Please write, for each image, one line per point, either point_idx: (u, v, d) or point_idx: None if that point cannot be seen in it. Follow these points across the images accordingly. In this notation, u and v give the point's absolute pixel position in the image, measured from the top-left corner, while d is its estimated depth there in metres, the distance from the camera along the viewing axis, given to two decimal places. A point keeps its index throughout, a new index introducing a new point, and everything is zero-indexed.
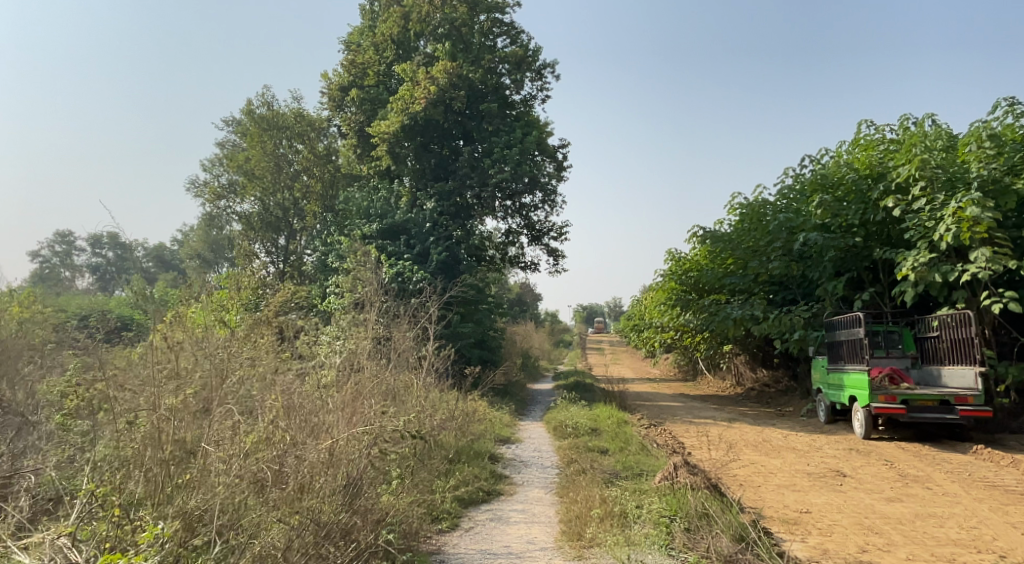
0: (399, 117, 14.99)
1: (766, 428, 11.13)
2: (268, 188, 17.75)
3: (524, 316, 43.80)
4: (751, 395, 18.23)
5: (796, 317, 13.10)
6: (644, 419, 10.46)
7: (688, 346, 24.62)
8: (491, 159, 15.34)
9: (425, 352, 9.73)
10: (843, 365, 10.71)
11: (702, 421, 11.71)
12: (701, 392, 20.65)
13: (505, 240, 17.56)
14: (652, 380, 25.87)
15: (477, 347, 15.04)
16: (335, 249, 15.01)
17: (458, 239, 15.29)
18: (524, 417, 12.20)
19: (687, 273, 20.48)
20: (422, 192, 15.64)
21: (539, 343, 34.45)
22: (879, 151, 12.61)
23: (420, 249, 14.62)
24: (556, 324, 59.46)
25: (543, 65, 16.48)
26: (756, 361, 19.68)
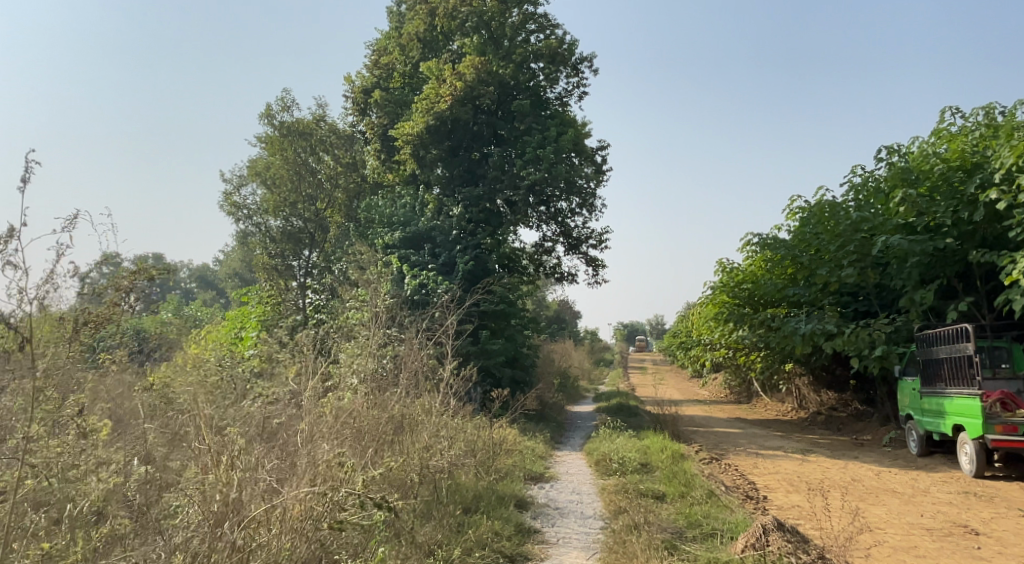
0: (424, 118, 13.96)
1: (848, 462, 9.39)
2: (291, 199, 16.95)
3: (563, 335, 42.31)
4: (817, 421, 16.27)
5: (876, 332, 11.26)
6: (702, 452, 8.88)
7: (742, 366, 22.70)
8: (522, 161, 14.06)
9: (445, 373, 8.45)
10: (941, 388, 8.81)
11: (770, 453, 10.04)
12: (759, 417, 18.74)
13: (539, 250, 16.24)
14: (702, 403, 23.97)
15: (509, 366, 13.67)
16: (356, 260, 14.00)
17: (488, 249, 14.04)
18: (562, 447, 10.73)
19: (740, 286, 18.77)
20: (449, 198, 14.52)
21: (578, 363, 32.89)
22: (972, 138, 10.81)
23: (445, 259, 13.48)
24: (596, 343, 57.43)
25: (580, 59, 15.24)
26: (822, 383, 17.71)
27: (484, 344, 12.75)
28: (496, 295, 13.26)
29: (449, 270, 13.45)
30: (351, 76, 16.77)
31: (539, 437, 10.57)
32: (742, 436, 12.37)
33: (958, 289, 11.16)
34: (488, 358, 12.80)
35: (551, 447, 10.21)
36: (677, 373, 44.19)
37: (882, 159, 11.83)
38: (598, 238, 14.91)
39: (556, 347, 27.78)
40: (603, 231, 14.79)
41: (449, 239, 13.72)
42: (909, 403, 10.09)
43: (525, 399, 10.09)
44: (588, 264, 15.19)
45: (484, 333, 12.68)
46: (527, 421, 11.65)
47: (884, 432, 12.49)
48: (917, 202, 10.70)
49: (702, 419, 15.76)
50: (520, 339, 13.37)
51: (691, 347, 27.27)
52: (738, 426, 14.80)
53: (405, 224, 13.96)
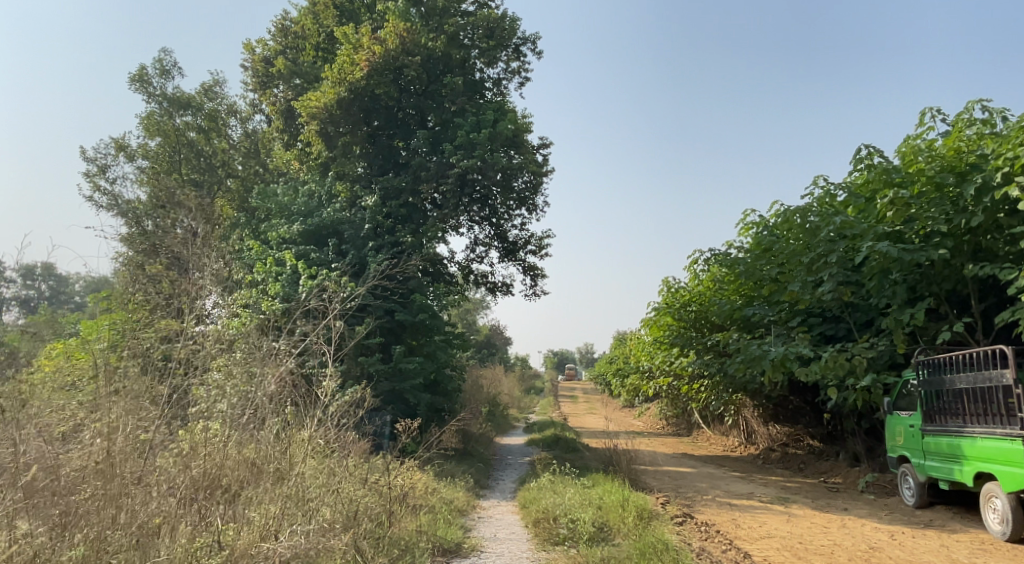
0: (335, 89, 11.64)
1: (842, 518, 7.60)
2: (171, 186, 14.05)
3: (492, 359, 40.09)
4: (772, 458, 14.70)
5: (858, 357, 9.68)
6: (672, 508, 6.83)
7: (683, 396, 21.21)
8: (453, 147, 11.93)
9: (329, 397, 6.13)
10: (956, 426, 7.17)
11: (746, 505, 8.10)
12: (705, 452, 17.09)
13: (470, 257, 14.07)
14: (640, 435, 22.21)
15: (428, 391, 11.34)
16: (242, 257, 11.39)
17: (408, 249, 11.74)
18: (489, 494, 8.47)
19: (686, 307, 17.46)
20: (363, 189, 12.20)
21: (508, 390, 30.71)
22: (964, 137, 9.53)
23: (354, 258, 11.08)
24: (526, 370, 55.26)
25: (522, 40, 13.41)
26: (773, 415, 16.28)
27: (397, 364, 10.35)
28: (415, 304, 10.97)
29: (358, 271, 10.97)
30: (252, 44, 14.19)
31: (461, 484, 8.23)
32: (702, 478, 10.45)
33: (945, 310, 9.79)
34: (402, 381, 10.38)
35: (474, 497, 7.92)
36: (609, 402, 42.56)
37: (861, 160, 10.41)
38: (538, 244, 12.95)
39: (484, 371, 25.39)
40: (545, 236, 12.84)
41: (361, 235, 11.35)
42: (905, 443, 8.46)
43: (445, 433, 7.76)
44: (527, 273, 13.15)
45: (399, 350, 10.29)
46: (445, 462, 9.31)
47: (858, 474, 10.90)
48: (909, 204, 9.28)
49: (650, 455, 13.81)
50: (443, 359, 11.04)
51: (628, 374, 25.70)
52: (690, 464, 12.95)
53: (305, 215, 11.47)
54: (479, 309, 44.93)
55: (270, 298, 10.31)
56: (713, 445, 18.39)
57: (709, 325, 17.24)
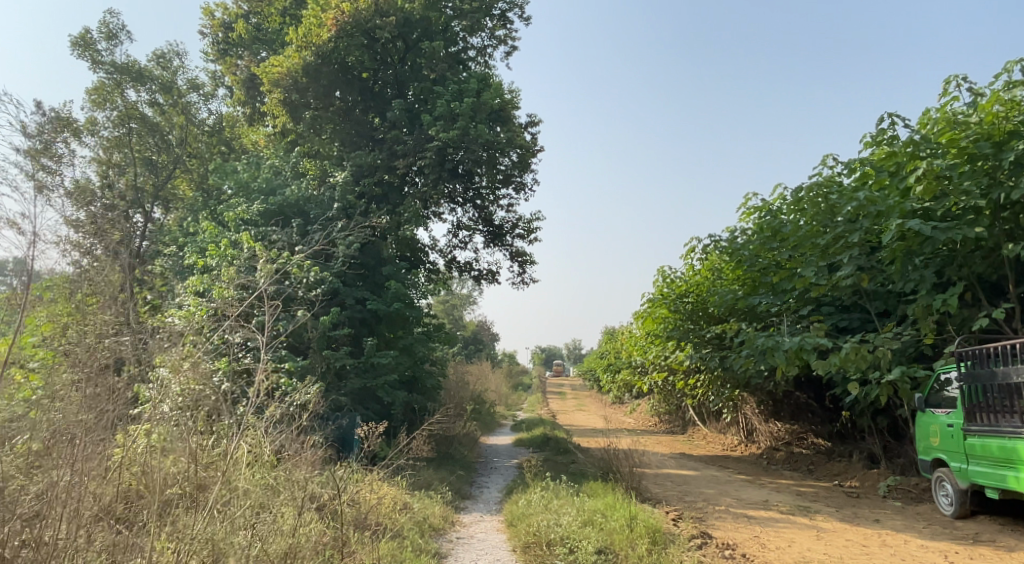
0: (300, 53, 10.50)
1: (877, 531, 6.62)
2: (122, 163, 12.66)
3: (478, 355, 38.92)
4: (777, 459, 13.72)
5: (883, 347, 8.69)
6: (686, 526, 5.79)
7: (678, 391, 20.24)
8: (432, 118, 10.79)
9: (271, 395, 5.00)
10: (1010, 427, 6.21)
11: (766, 516, 7.09)
12: (704, 451, 16.10)
13: (452, 242, 12.94)
14: (633, 434, 21.19)
15: (405, 388, 10.23)
16: (195, 239, 10.16)
17: (383, 231, 10.59)
18: (472, 506, 7.39)
19: (683, 299, 16.54)
20: (333, 164, 11.04)
21: (495, 386, 29.52)
22: (999, 103, 8.58)
23: (321, 240, 9.92)
24: (513, 366, 54.10)
25: (507, 4, 12.31)
26: (776, 412, 15.33)
27: (369, 357, 9.23)
28: (389, 291, 9.86)
29: (325, 254, 9.79)
30: (212, 8, 12.92)
31: (438, 496, 7.13)
32: (709, 484, 9.39)
33: (978, 295, 8.85)
34: (375, 377, 9.26)
35: (454, 511, 6.81)
36: (598, 398, 41.56)
37: (884, 132, 9.44)
38: (527, 227, 11.85)
39: (470, 368, 24.14)
40: (535, 218, 11.72)
41: (328, 215, 10.19)
42: (942, 444, 7.49)
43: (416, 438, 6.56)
44: (515, 258, 12.04)
45: (371, 342, 9.17)
46: (423, 469, 8.21)
47: (878, 477, 9.94)
48: (942, 176, 8.30)
49: (647, 457, 12.77)
50: (422, 353, 9.91)
51: (620, 369, 24.70)
52: (692, 467, 11.92)
53: (267, 193, 10.25)
54: (465, 304, 43.69)
55: (224, 284, 9.09)
56: (711, 444, 17.41)
57: (707, 318, 16.36)
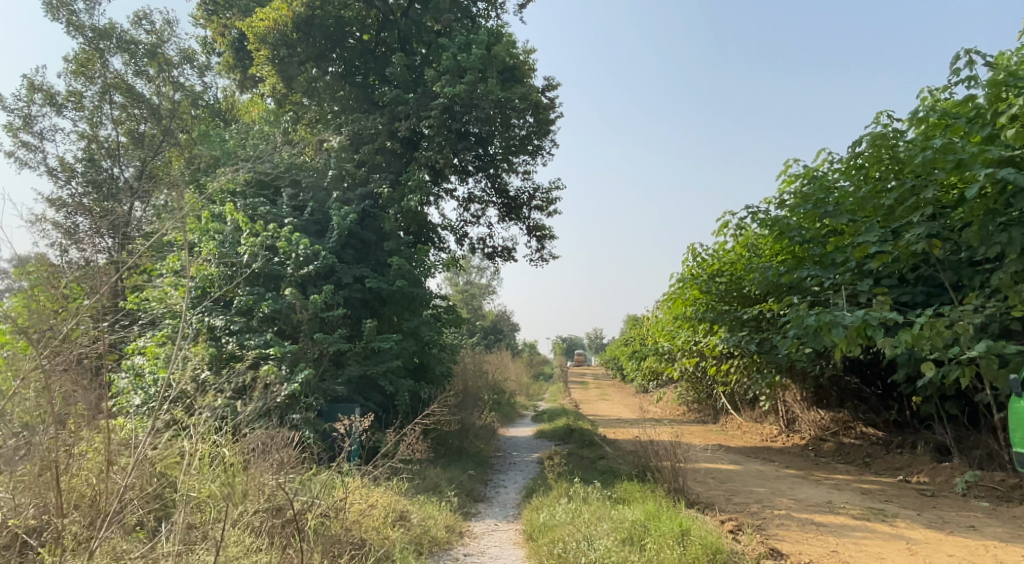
0: (289, 4, 9.46)
1: (976, 542, 5.43)
2: (110, 138, 11.72)
3: (498, 345, 37.90)
4: (825, 451, 12.46)
5: (965, 321, 7.41)
6: (748, 542, 4.66)
7: (710, 378, 19.00)
8: (438, 75, 9.68)
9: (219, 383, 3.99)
10: None
11: (835, 523, 5.94)
12: (742, 442, 14.87)
13: (465, 217, 11.84)
14: (662, 424, 20.02)
15: (412, 377, 9.20)
16: (178, 214, 9.20)
17: (385, 202, 9.56)
18: (487, 512, 6.34)
19: (715, 278, 15.37)
20: (329, 130, 10.01)
21: (515, 375, 28.48)
22: None
23: (315, 212, 8.90)
24: (534, 356, 53.07)
25: None
26: (821, 399, 14.04)
27: (368, 342, 8.21)
28: (391, 267, 8.82)
29: (320, 226, 8.76)
30: None
31: (445, 502, 6.11)
32: (758, 481, 8.22)
33: None
34: (375, 364, 8.24)
35: (462, 519, 5.79)
36: (622, 388, 40.27)
37: (961, 72, 8.14)
38: (545, 197, 10.72)
39: (489, 356, 23.12)
40: (555, 187, 10.56)
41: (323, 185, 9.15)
42: None
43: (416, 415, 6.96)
44: (533, 233, 10.92)
45: (370, 324, 8.14)
46: (429, 468, 7.22)
47: (951, 472, 8.67)
48: None
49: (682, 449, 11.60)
50: (429, 337, 8.85)
51: (647, 356, 23.46)
52: (733, 460, 10.73)
53: (256, 161, 9.27)
54: (484, 293, 42.61)
55: (206, 261, 8.13)
56: (747, 434, 16.17)
57: (743, 298, 15.21)
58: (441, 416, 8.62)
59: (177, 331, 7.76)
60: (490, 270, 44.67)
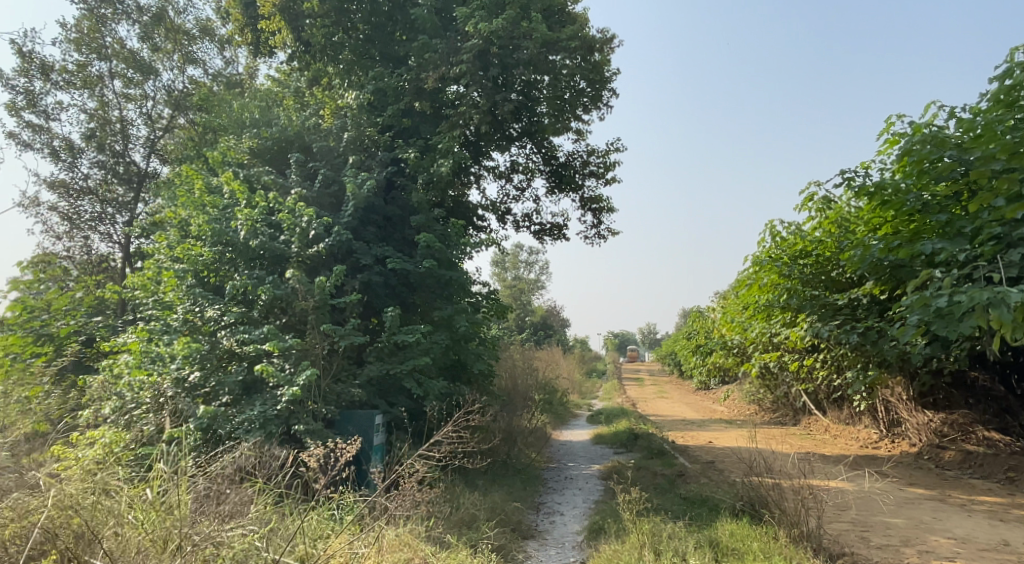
0: None
1: None
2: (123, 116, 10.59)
3: (548, 341, 36.28)
4: (947, 462, 10.34)
5: None
6: None
7: (789, 375, 16.89)
8: (471, 13, 8.11)
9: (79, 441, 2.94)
10: None
11: None
12: (835, 448, 12.82)
13: (510, 192, 10.29)
14: (734, 425, 18.02)
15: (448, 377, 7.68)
16: (175, 189, 7.96)
17: (412, 170, 8.08)
18: (542, 557, 4.77)
19: (798, 261, 13.37)
20: (347, 89, 8.60)
21: (567, 373, 26.82)
22: None
23: (327, 181, 7.47)
24: (586, 352, 51.23)
25: None
26: (934, 398, 11.84)
27: (391, 336, 6.73)
28: (419, 246, 7.33)
29: (334, 197, 7.33)
30: None
31: (483, 546, 4.57)
32: (892, 510, 6.30)
33: None
34: (399, 363, 6.74)
35: None
36: (680, 385, 38.06)
37: None
38: (602, 162, 9.01)
39: (539, 353, 21.50)
40: (613, 150, 8.84)
41: (338, 149, 7.72)
42: None
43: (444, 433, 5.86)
44: (588, 205, 9.22)
45: (392, 314, 6.63)
46: (464, 494, 5.71)
47: None
48: None
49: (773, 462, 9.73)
50: (468, 329, 7.29)
51: (713, 350, 21.37)
52: (842, 477, 8.74)
53: (262, 125, 7.93)
54: (533, 288, 40.98)
55: (198, 240, 6.79)
56: (839, 438, 14.03)
57: (832, 283, 13.16)
58: (481, 423, 7.08)
59: (163, 325, 6.42)
60: (539, 264, 42.97)
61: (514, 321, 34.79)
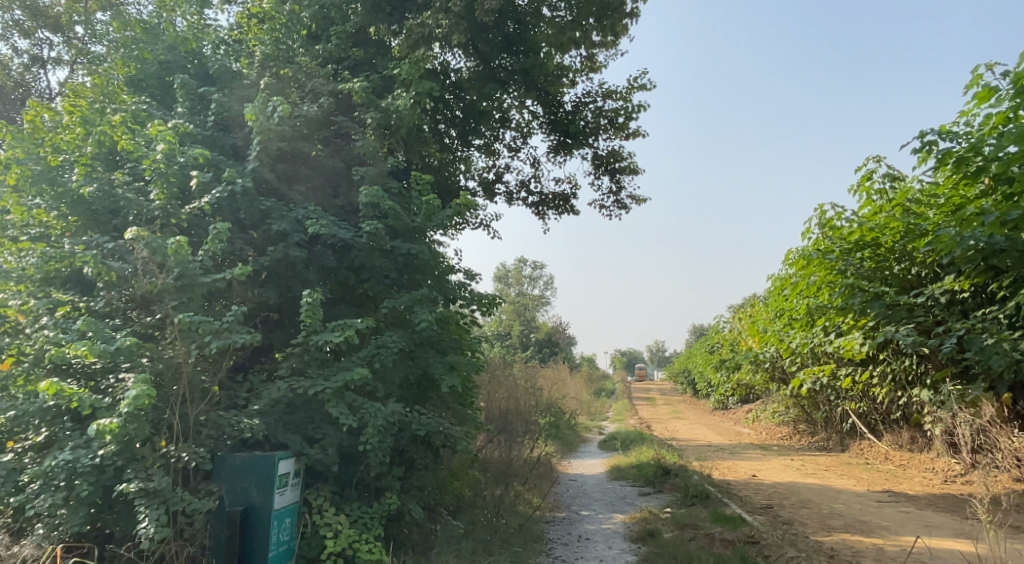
0: None
1: None
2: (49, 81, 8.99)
3: (553, 357, 33.90)
4: None
5: None
6: None
7: (838, 391, 14.42)
8: None
9: None
10: None
11: None
12: (909, 480, 10.34)
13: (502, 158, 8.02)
14: (771, 450, 15.54)
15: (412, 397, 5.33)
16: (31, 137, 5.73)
17: (362, 110, 5.78)
18: None
19: (855, 254, 11.00)
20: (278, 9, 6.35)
21: (575, 393, 24.42)
22: None
23: (232, 118, 5.19)
24: (593, 370, 48.90)
25: None
26: None
27: (309, 336, 4.41)
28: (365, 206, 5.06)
29: (240, 139, 5.08)
30: None
31: None
32: None
33: None
34: (322, 379, 4.40)
35: None
36: (694, 403, 35.64)
37: None
38: (621, 105, 6.71)
39: (544, 370, 19.10)
40: (637, 88, 6.54)
41: (252, 80, 5.47)
42: None
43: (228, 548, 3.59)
44: (603, 164, 6.90)
45: (309, 301, 4.31)
46: None
47: None
48: None
49: (861, 515, 7.25)
50: (433, 326, 4.95)
51: (741, 365, 18.93)
52: (963, 533, 6.28)
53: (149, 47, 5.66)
54: (538, 304, 38.68)
55: (17, 193, 4.53)
56: (907, 469, 11.50)
57: (899, 281, 10.65)
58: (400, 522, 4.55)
59: None
60: (543, 279, 40.71)
61: (516, 337, 32.36)
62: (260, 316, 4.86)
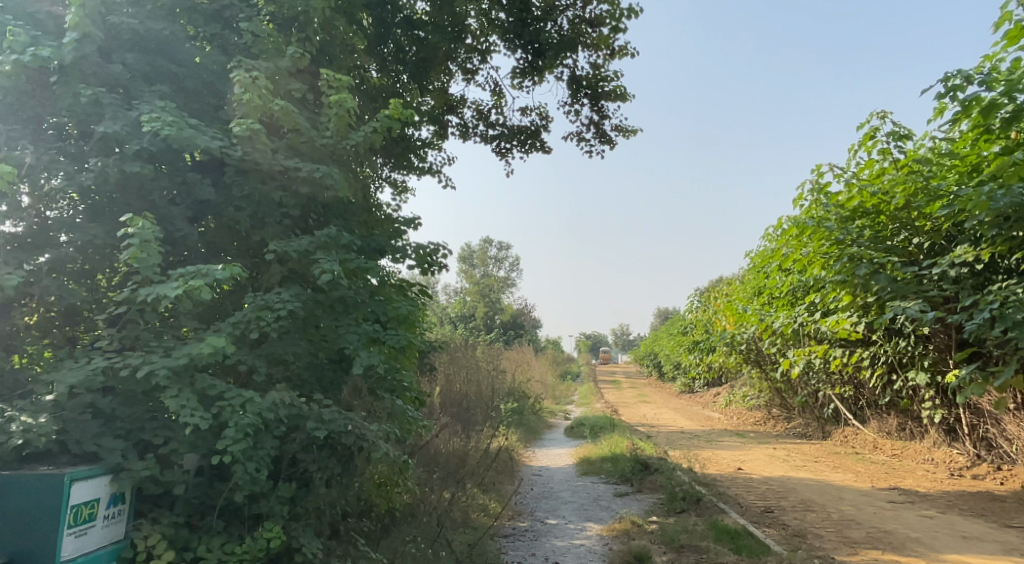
0: None
1: None
2: None
3: (518, 340, 32.62)
4: None
5: None
6: None
7: (822, 374, 13.40)
8: None
9: None
10: None
11: None
12: (911, 474, 9.27)
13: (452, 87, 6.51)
14: (748, 437, 14.53)
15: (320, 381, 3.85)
16: None
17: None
18: None
19: (857, 220, 9.76)
20: None
21: (540, 378, 23.16)
22: None
23: None
24: (559, 354, 47.89)
25: None
26: None
27: (139, 289, 2.88)
28: (247, 110, 3.52)
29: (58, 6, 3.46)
30: None
31: None
32: None
33: None
34: (160, 354, 2.89)
35: None
36: (660, 386, 34.92)
37: None
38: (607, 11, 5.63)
39: (508, 353, 17.72)
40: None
41: None
42: None
43: None
44: (584, 87, 5.55)
45: (134, 232, 2.80)
46: None
47: None
48: None
49: (882, 523, 6.04)
50: (344, 281, 3.46)
51: (715, 347, 17.89)
52: (1017, 550, 5.13)
53: None
54: (503, 286, 37.25)
55: None
56: (902, 460, 10.49)
57: (903, 251, 9.50)
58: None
59: None
60: (509, 260, 39.25)
61: (480, 319, 30.85)
62: (88, 266, 3.32)
